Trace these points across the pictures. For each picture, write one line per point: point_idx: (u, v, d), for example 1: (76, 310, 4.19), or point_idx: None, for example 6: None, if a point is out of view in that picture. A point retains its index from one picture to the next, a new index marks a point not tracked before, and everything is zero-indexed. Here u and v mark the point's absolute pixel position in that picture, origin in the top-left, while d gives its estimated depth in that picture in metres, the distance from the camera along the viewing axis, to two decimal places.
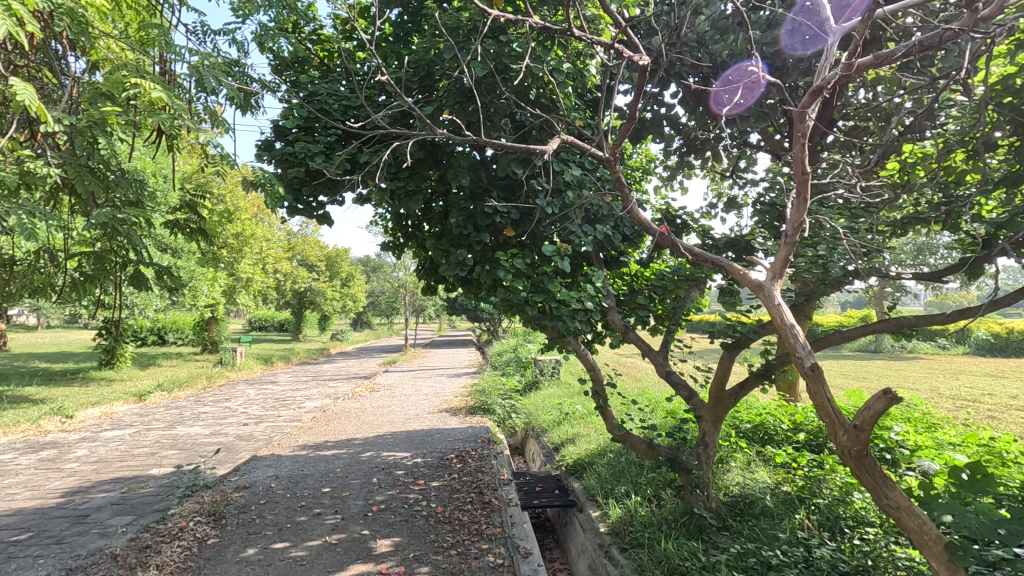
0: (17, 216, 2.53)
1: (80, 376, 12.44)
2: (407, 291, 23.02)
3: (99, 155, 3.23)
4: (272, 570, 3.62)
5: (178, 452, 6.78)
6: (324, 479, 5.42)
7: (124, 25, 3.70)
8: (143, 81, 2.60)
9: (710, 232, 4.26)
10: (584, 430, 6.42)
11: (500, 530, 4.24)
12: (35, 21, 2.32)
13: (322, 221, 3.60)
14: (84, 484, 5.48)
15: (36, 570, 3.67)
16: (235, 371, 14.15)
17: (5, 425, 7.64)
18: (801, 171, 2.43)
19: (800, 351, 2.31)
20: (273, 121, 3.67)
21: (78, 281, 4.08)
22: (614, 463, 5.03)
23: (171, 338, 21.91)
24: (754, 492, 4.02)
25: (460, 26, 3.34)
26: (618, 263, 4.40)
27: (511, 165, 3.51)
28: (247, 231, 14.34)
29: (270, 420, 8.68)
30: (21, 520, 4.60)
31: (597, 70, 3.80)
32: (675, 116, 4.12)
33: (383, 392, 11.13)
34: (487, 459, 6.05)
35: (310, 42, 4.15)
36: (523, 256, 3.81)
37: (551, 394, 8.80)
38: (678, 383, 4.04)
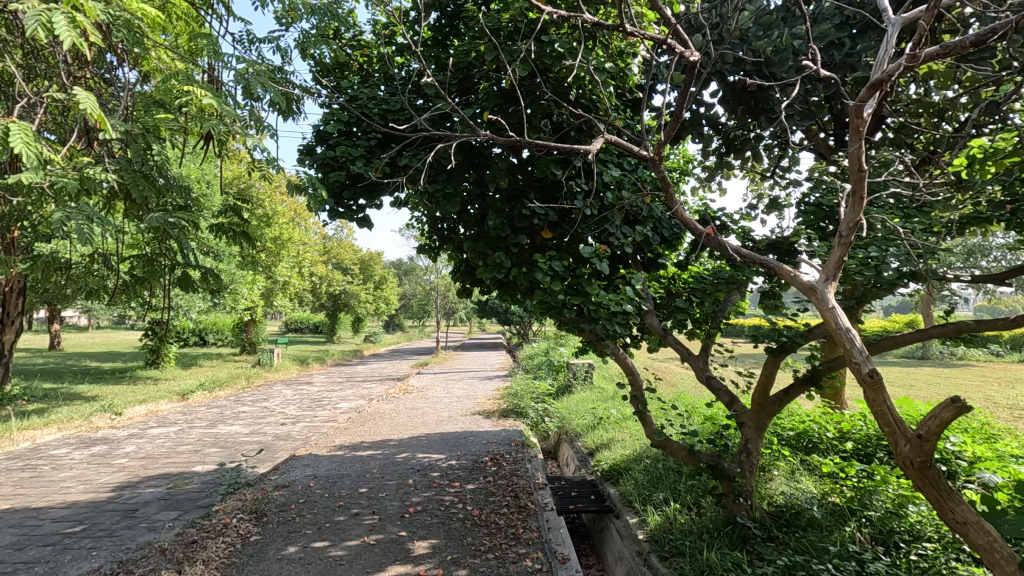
0: (76, 220, 2.61)
1: (127, 375, 12.95)
2: (439, 294, 23.20)
3: (152, 162, 3.33)
4: (313, 569, 3.67)
5: (219, 450, 6.96)
6: (361, 479, 5.49)
7: (175, 36, 3.84)
8: (194, 89, 2.69)
9: (750, 233, 4.14)
10: (619, 435, 6.33)
11: (537, 535, 4.20)
12: (97, 32, 2.42)
13: (363, 225, 3.66)
14: (133, 480, 5.67)
15: (90, 562, 3.81)
16: (272, 372, 14.53)
17: (60, 421, 8.00)
18: (857, 169, 2.33)
19: (857, 356, 2.20)
20: (314, 126, 3.74)
21: (130, 283, 4.24)
22: (651, 469, 4.93)
23: (212, 339, 22.66)
24: (800, 502, 3.86)
25: (501, 27, 3.36)
26: (656, 265, 4.30)
27: (550, 167, 3.49)
28: (284, 235, 14.65)
29: (307, 420, 8.85)
30: (76, 512, 4.79)
31: (638, 69, 3.76)
32: (715, 116, 4.02)
33: (416, 394, 11.26)
34: (521, 462, 6.02)
35: (350, 48, 4.22)
36: (561, 258, 3.78)
37: (584, 397, 8.73)
38: (719, 388, 3.92)
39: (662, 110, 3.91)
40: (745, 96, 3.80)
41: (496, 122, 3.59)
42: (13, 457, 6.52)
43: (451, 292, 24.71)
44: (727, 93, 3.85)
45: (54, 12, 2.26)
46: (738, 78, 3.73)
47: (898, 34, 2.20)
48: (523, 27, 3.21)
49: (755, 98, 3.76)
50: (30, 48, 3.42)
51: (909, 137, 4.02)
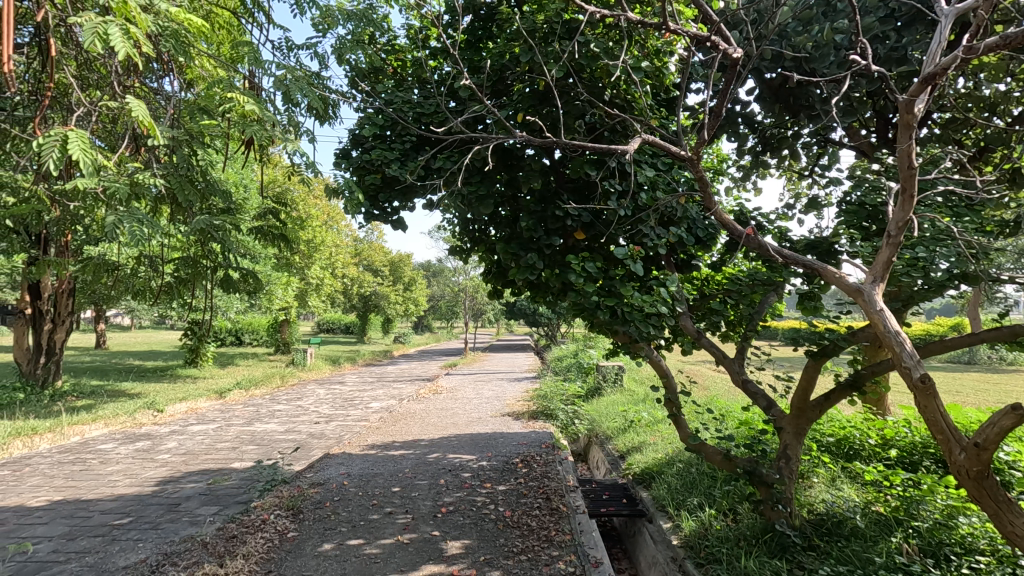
0: (127, 223, 2.73)
1: (169, 374, 13.43)
2: (468, 295, 23.31)
3: (197, 166, 3.44)
4: (349, 566, 3.72)
5: (256, 447, 7.13)
6: (394, 479, 5.55)
7: (218, 45, 3.94)
8: (237, 95, 2.76)
9: (788, 234, 4.04)
10: (651, 438, 6.25)
11: (570, 538, 4.17)
12: (149, 43, 2.53)
13: (397, 226, 3.73)
14: (175, 475, 5.86)
15: (136, 553, 3.95)
16: (305, 372, 14.83)
17: (107, 417, 8.33)
18: (907, 167, 2.25)
19: (907, 361, 2.12)
20: (350, 130, 3.81)
21: (174, 285, 4.38)
22: (684, 473, 4.85)
23: (247, 339, 23.24)
24: (842, 511, 3.74)
25: (537, 29, 3.35)
26: (690, 267, 4.22)
27: (584, 167, 3.48)
28: (318, 237, 14.92)
29: (340, 419, 9.01)
30: (123, 505, 4.97)
31: (675, 69, 3.72)
32: (751, 114, 3.93)
33: (446, 395, 11.32)
34: (552, 464, 6.01)
35: (384, 53, 4.29)
36: (594, 260, 3.74)
37: (615, 400, 8.66)
38: (756, 392, 3.82)
39: (697, 109, 3.85)
40: (784, 93, 3.69)
41: (531, 123, 3.60)
42: (65, 451, 6.81)
43: (480, 292, 24.82)
44: (765, 90, 3.76)
45: (110, 24, 2.37)
46: (776, 74, 3.63)
47: (952, 26, 2.11)
48: (559, 27, 3.20)
49: (794, 95, 3.66)
50: (85, 59, 3.57)
51: (957, 132, 3.86)
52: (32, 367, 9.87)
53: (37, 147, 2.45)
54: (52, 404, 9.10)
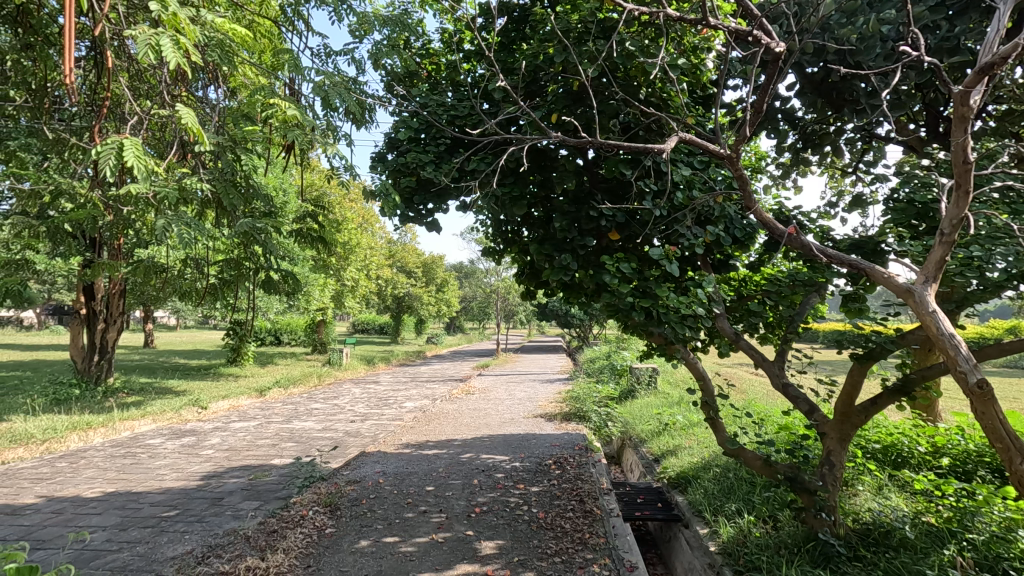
0: (176, 227, 2.85)
1: (212, 373, 13.89)
2: (499, 297, 23.38)
3: (241, 171, 3.56)
4: (385, 563, 3.77)
5: (295, 444, 7.32)
6: (427, 478, 5.61)
7: (259, 53, 4.06)
8: (279, 102, 2.84)
9: (830, 233, 3.90)
10: (686, 442, 6.15)
11: (604, 541, 4.12)
12: (197, 53, 2.64)
13: (432, 228, 3.78)
14: (219, 470, 6.07)
15: (183, 544, 4.10)
16: (341, 371, 15.15)
17: (155, 413, 8.68)
18: (962, 161, 2.15)
19: (962, 365, 2.05)
20: (386, 134, 3.88)
21: (217, 286, 4.53)
22: (721, 479, 4.74)
23: (286, 339, 23.90)
24: (890, 521, 3.58)
25: (572, 29, 3.34)
26: (728, 267, 4.13)
27: (618, 167, 3.44)
28: (354, 240, 15.22)
29: (375, 418, 9.17)
30: (170, 498, 5.17)
31: (712, 65, 3.64)
32: (792, 109, 3.82)
33: (479, 395, 11.38)
34: (585, 466, 5.96)
35: (419, 57, 4.35)
36: (629, 260, 3.69)
37: (649, 403, 8.54)
38: (798, 396, 3.70)
39: (735, 106, 3.77)
40: (826, 87, 3.57)
41: (565, 123, 3.58)
42: (116, 445, 7.14)
43: (512, 293, 24.85)
44: (806, 85, 3.65)
45: (161, 36, 2.47)
46: (818, 69, 3.51)
47: (1011, 13, 2.01)
48: (594, 27, 3.18)
49: (837, 90, 3.53)
50: (136, 70, 3.74)
51: (1015, 125, 3.67)
52: (87, 365, 10.37)
53: (95, 154, 2.57)
54: (104, 400, 9.55)
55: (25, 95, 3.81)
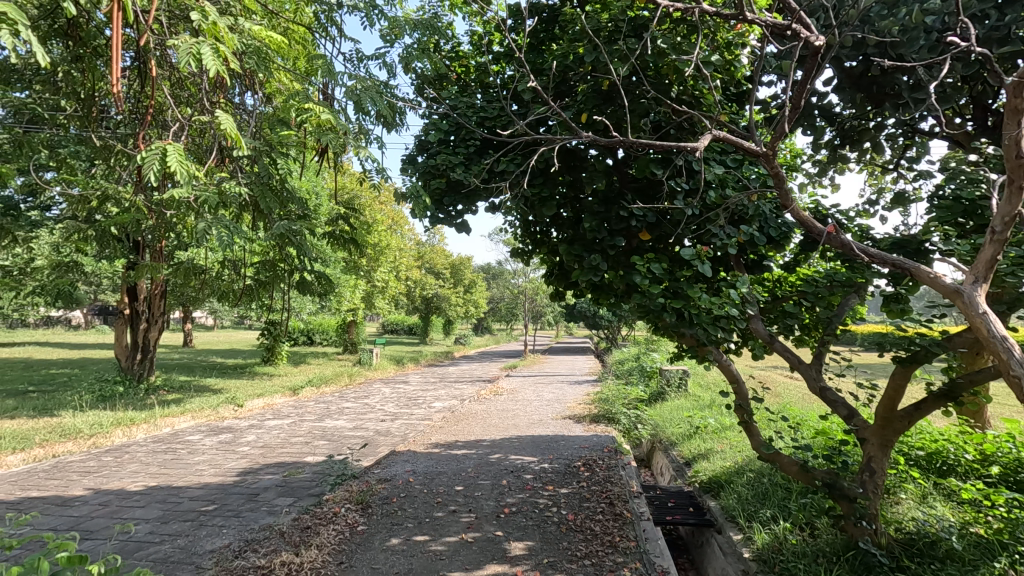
0: (216, 230, 2.96)
1: (248, 371, 14.28)
2: (527, 298, 23.38)
3: (277, 176, 3.65)
4: (415, 562, 3.81)
5: (327, 442, 7.45)
6: (457, 477, 5.65)
7: (293, 59, 4.15)
8: (313, 106, 2.91)
9: (870, 232, 3.77)
10: (719, 445, 6.03)
11: (635, 544, 4.07)
12: (235, 60, 2.72)
13: (461, 229, 3.81)
14: (255, 466, 6.23)
15: (221, 538, 4.22)
16: (371, 371, 15.39)
17: (194, 410, 8.96)
18: (1015, 155, 2.06)
19: (1017, 370, 1.97)
20: (416, 137, 3.92)
21: (254, 287, 4.66)
22: (755, 484, 4.64)
23: (318, 339, 24.41)
24: (936, 531, 3.44)
25: (602, 28, 3.31)
26: (762, 267, 4.03)
27: (649, 167, 3.39)
28: (383, 242, 15.44)
29: (405, 418, 9.26)
30: (208, 493, 5.33)
31: (747, 61, 3.56)
32: (829, 105, 3.71)
33: (507, 396, 11.40)
34: (615, 469, 5.90)
35: (449, 60, 4.39)
36: (660, 261, 3.64)
37: (679, 405, 8.41)
38: (836, 400, 3.58)
39: (769, 102, 3.67)
40: (865, 82, 3.45)
41: (595, 123, 3.56)
42: (158, 441, 7.40)
43: (540, 295, 24.83)
44: (844, 79, 3.54)
45: (201, 45, 2.56)
46: (858, 62, 3.40)
47: None
48: (624, 25, 3.14)
49: (877, 84, 3.41)
50: (177, 79, 3.88)
51: None
52: (130, 363, 10.76)
53: (141, 161, 2.68)
54: (146, 397, 9.91)
55: (75, 105, 3.99)
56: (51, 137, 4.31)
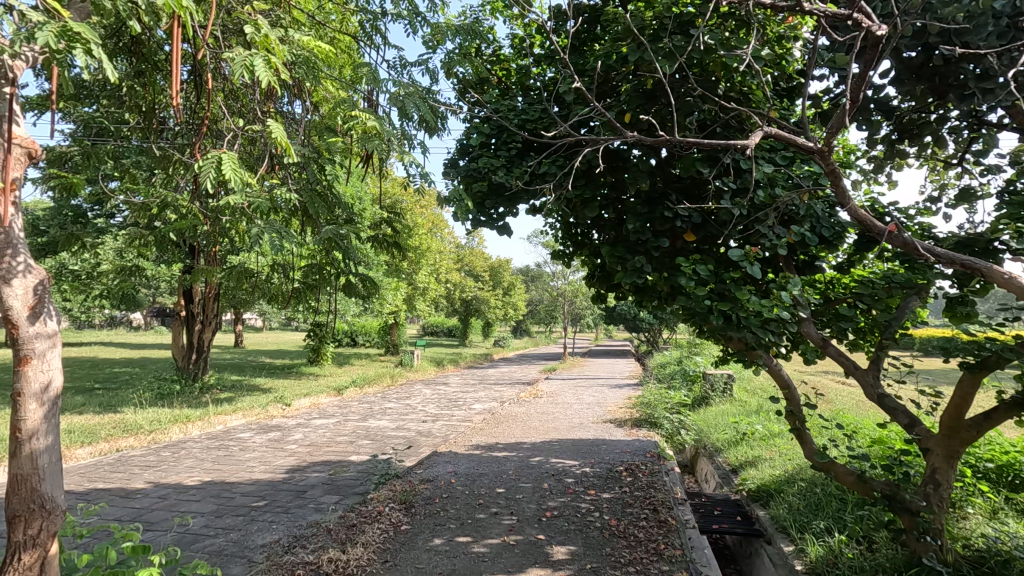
0: (269, 236, 3.07)
1: (295, 371, 14.73)
2: (567, 300, 23.26)
3: (325, 182, 3.75)
4: (458, 563, 3.83)
5: (370, 442, 7.61)
6: (498, 479, 5.66)
7: (339, 68, 4.25)
8: (359, 113, 2.97)
9: (932, 231, 3.56)
10: (767, 453, 5.83)
11: (681, 553, 3.97)
12: (286, 70, 2.81)
13: (502, 232, 3.82)
14: (302, 464, 6.41)
15: (272, 533, 4.36)
16: (413, 372, 15.63)
17: (244, 408, 9.31)
18: None
19: None
20: (458, 140, 3.96)
21: (302, 290, 4.79)
22: (807, 493, 4.46)
23: (361, 340, 25.01)
24: (1008, 549, 3.22)
25: (646, 26, 3.25)
26: (814, 268, 3.86)
27: (695, 166, 3.31)
28: (424, 245, 15.65)
29: (445, 419, 9.34)
30: (259, 489, 5.51)
31: (798, 55, 3.42)
32: (887, 98, 3.50)
33: (547, 399, 11.37)
34: (658, 474, 5.78)
35: (490, 64, 4.42)
36: (706, 262, 3.55)
37: (725, 410, 8.18)
38: (896, 408, 3.38)
39: (821, 97, 3.51)
40: (927, 73, 3.24)
41: (639, 123, 3.51)
42: (212, 437, 7.71)
43: (579, 297, 24.65)
44: (903, 71, 3.33)
45: (255, 57, 2.66)
46: (918, 52, 3.20)
47: None
48: (669, 22, 3.08)
49: (940, 75, 3.19)
50: (231, 90, 4.03)
51: None
52: (186, 363, 11.26)
53: (198, 169, 2.80)
54: (201, 396, 10.36)
55: (138, 117, 4.21)
56: (116, 148, 4.56)
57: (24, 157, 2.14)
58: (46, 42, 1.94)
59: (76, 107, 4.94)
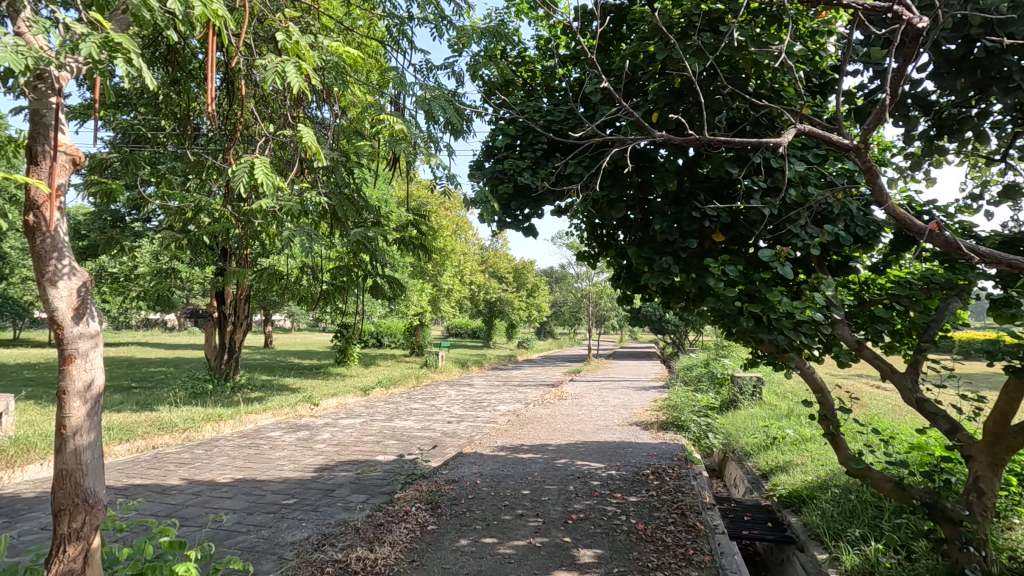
0: (300, 238, 3.14)
1: (323, 372, 14.99)
2: (591, 301, 23.13)
3: (353, 186, 3.81)
4: (485, 563, 3.84)
5: (397, 442, 7.69)
6: (523, 481, 5.65)
7: (367, 73, 4.31)
8: (388, 116, 3.01)
9: (974, 229, 3.43)
10: (798, 458, 5.69)
11: (710, 559, 3.89)
12: (316, 75, 2.86)
13: (528, 233, 3.82)
14: (330, 463, 6.50)
15: (301, 531, 4.43)
16: (438, 373, 15.75)
17: (274, 408, 9.50)
18: None
19: None
20: (483, 142, 3.98)
21: (330, 292, 4.87)
22: (841, 500, 4.34)
23: (387, 341, 25.31)
24: None
25: (675, 24, 3.22)
26: (847, 269, 3.76)
27: (724, 165, 3.26)
28: (448, 247, 15.75)
29: (470, 420, 9.37)
30: (289, 487, 5.62)
31: (831, 50, 3.32)
32: (924, 92, 3.34)
33: (571, 401, 11.32)
34: (686, 478, 5.69)
35: (515, 66, 4.43)
36: (735, 263, 3.49)
37: (754, 414, 8.02)
38: (936, 413, 3.26)
39: (855, 93, 3.37)
40: (968, 66, 3.07)
41: (666, 122, 3.47)
42: (243, 436, 7.89)
43: (604, 298, 24.48)
44: (942, 64, 3.18)
45: (286, 63, 2.72)
46: (958, 44, 3.06)
47: None
48: (698, 20, 3.04)
49: (981, 68, 3.02)
50: (262, 96, 4.12)
51: None
52: (218, 363, 11.55)
53: (232, 174, 2.87)
54: (233, 395, 10.60)
55: (174, 124, 4.34)
56: (153, 154, 4.70)
57: (68, 163, 2.23)
58: (90, 53, 2.00)
59: (115, 115, 5.11)
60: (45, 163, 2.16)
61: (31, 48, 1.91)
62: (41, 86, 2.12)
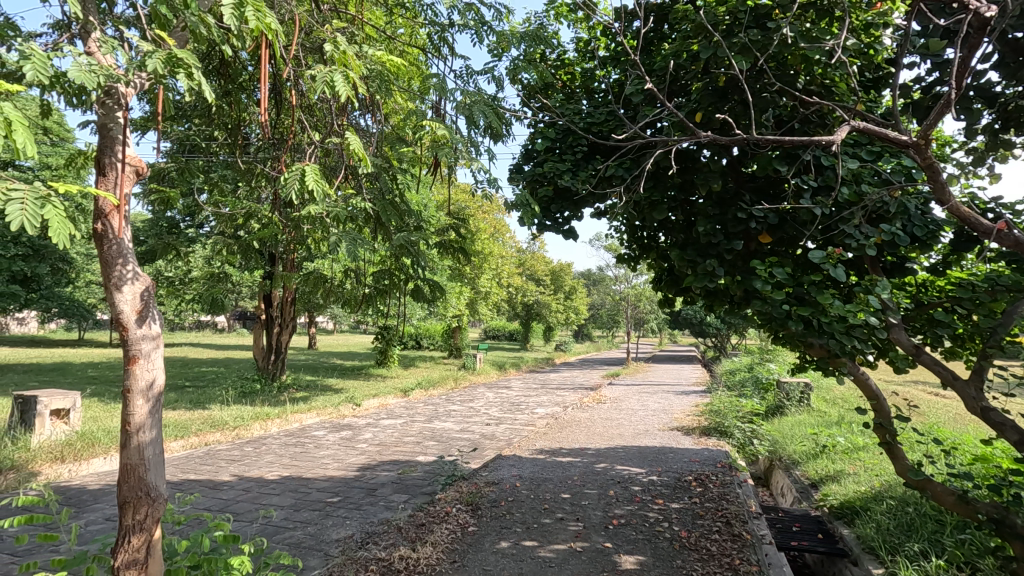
0: (345, 243, 3.23)
1: (364, 373, 15.34)
2: (629, 304, 22.84)
3: (396, 191, 3.89)
4: (525, 566, 3.84)
5: (436, 443, 7.79)
6: (563, 485, 5.62)
7: (409, 80, 4.39)
8: (430, 121, 3.06)
9: None
10: (850, 468, 5.47)
11: (758, 569, 3.77)
12: (362, 84, 2.94)
13: (568, 235, 3.81)
14: (372, 463, 6.63)
15: (345, 528, 4.53)
16: (476, 375, 15.87)
17: (319, 407, 9.76)
18: None
19: None
20: (523, 146, 4.00)
21: (372, 295, 4.98)
22: (898, 513, 4.13)
23: (426, 343, 25.69)
24: None
25: (720, 22, 3.17)
26: (904, 270, 3.65)
27: (772, 164, 3.18)
28: (486, 249, 15.84)
29: (508, 423, 9.38)
30: (333, 485, 5.75)
31: (887, 43, 3.17)
32: (989, 84, 3.15)
33: (610, 404, 11.21)
34: (730, 486, 5.54)
35: (554, 69, 4.43)
36: (784, 264, 3.38)
37: (802, 421, 7.75)
38: (1003, 424, 3.02)
39: (911, 86, 3.17)
40: None
41: (711, 122, 3.41)
42: (289, 434, 8.13)
43: (643, 301, 24.14)
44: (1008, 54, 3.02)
45: (334, 74, 2.81)
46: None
47: None
48: (745, 17, 2.99)
49: None
50: (308, 105, 4.25)
51: None
52: (266, 363, 11.93)
53: (284, 182, 2.99)
54: (280, 395, 10.95)
55: (226, 134, 4.52)
56: (207, 163, 4.91)
57: (133, 174, 2.35)
58: (155, 68, 2.12)
59: (172, 127, 5.36)
60: (113, 174, 2.28)
61: (103, 67, 2.04)
62: (109, 102, 2.24)
